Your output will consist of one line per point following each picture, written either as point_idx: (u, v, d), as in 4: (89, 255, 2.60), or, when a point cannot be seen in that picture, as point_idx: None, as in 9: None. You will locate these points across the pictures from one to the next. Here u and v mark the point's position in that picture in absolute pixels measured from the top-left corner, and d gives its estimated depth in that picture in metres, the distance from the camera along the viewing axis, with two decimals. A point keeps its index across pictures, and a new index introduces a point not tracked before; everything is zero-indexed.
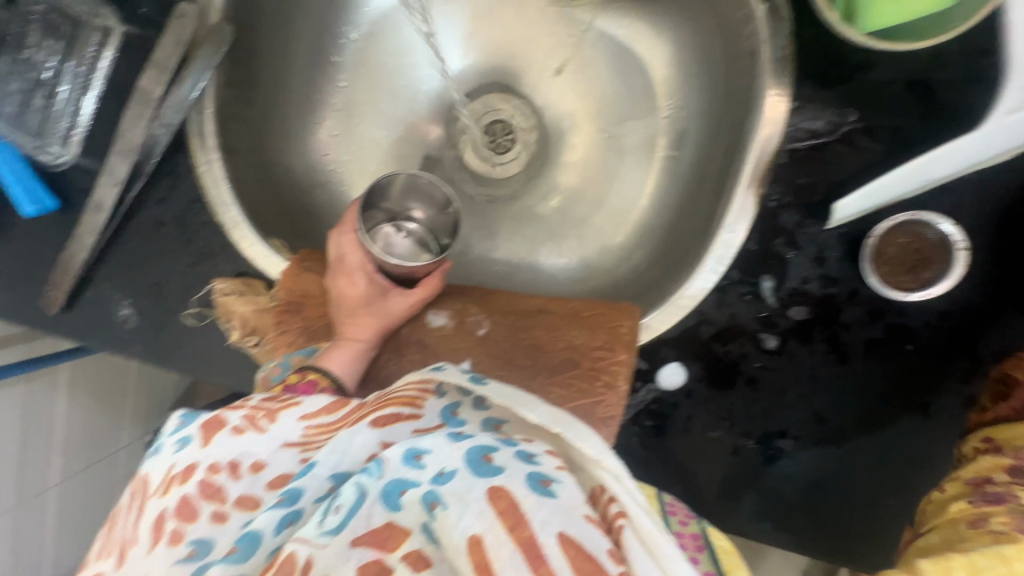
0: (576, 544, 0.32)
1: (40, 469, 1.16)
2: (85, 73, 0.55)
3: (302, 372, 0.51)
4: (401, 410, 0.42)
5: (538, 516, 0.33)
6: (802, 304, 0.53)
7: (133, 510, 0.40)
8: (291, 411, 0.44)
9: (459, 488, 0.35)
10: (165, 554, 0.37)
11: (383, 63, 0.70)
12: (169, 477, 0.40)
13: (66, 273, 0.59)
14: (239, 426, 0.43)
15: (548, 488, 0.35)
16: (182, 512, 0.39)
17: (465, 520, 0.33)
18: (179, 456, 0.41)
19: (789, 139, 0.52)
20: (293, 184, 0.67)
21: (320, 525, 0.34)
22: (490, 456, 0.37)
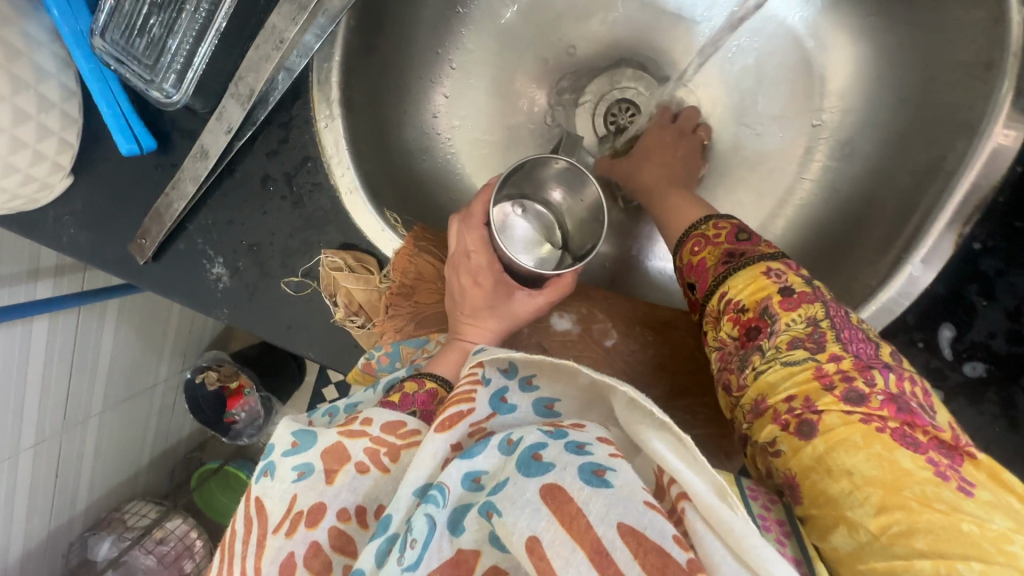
0: (639, 536, 0.27)
1: (83, 397, 1.15)
2: (207, 15, 0.48)
3: (419, 381, 0.46)
4: (463, 407, 0.36)
5: (593, 506, 0.28)
6: (980, 361, 0.47)
7: (252, 546, 0.36)
8: (418, 450, 0.39)
9: (513, 491, 0.30)
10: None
11: (515, 24, 0.63)
12: (292, 513, 0.36)
13: (162, 221, 0.54)
14: (362, 463, 0.38)
15: (603, 478, 0.30)
16: (312, 559, 0.35)
17: (523, 522, 0.28)
18: (301, 489, 0.37)
19: (1010, 176, 0.45)
20: (404, 148, 0.61)
21: (401, 561, 0.30)
22: (539, 454, 0.32)
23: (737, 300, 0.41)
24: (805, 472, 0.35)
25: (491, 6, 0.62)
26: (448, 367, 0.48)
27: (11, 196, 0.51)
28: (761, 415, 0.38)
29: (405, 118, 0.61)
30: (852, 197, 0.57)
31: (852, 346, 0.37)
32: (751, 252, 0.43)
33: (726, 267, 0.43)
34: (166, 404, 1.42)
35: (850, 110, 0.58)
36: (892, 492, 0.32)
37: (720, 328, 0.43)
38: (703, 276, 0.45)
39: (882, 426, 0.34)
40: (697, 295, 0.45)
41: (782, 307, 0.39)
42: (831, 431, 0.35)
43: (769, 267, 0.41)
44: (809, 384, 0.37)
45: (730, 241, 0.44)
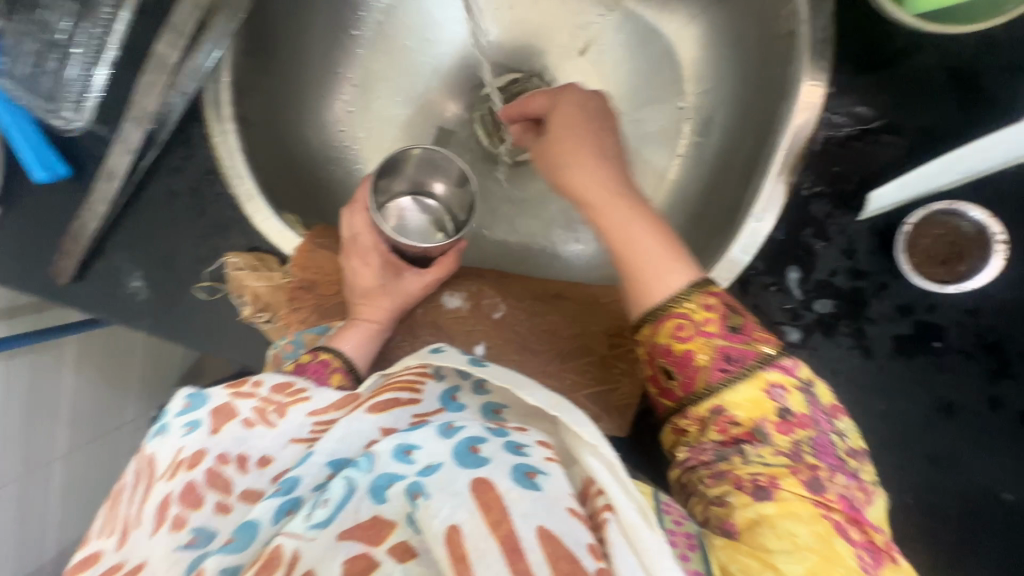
0: (554, 540, 0.32)
1: (46, 440, 1.16)
2: (99, 36, 0.54)
3: (315, 353, 0.52)
4: (399, 394, 0.43)
5: (520, 506, 0.33)
6: (827, 297, 0.52)
7: (137, 493, 0.41)
8: (301, 407, 0.46)
9: (443, 480, 0.35)
10: (167, 538, 0.38)
11: (403, 39, 0.68)
12: (176, 461, 0.41)
13: (76, 243, 0.59)
14: (250, 419, 0.44)
15: (533, 480, 0.35)
16: (187, 498, 0.39)
17: (446, 508, 0.34)
18: (188, 440, 0.42)
19: (823, 127, 0.50)
20: (308, 158, 0.65)
21: (308, 519, 0.33)
22: (477, 448, 0.37)
23: (730, 411, 0.40)
24: (749, 524, 0.35)
25: (381, 25, 0.67)
26: (344, 343, 0.53)
27: None
28: (720, 479, 0.38)
29: (306, 131, 0.66)
30: (716, 167, 0.62)
31: (825, 459, 0.38)
32: (751, 359, 0.41)
33: (723, 376, 0.41)
34: (136, 445, 1.43)
35: (706, 90, 0.64)
36: (828, 563, 0.33)
37: (703, 430, 0.41)
38: (689, 374, 0.42)
39: (829, 515, 0.35)
40: (679, 390, 0.42)
41: (777, 428, 0.39)
42: (783, 500, 0.35)
43: (771, 381, 0.40)
44: (778, 470, 0.37)
45: (724, 336, 0.42)
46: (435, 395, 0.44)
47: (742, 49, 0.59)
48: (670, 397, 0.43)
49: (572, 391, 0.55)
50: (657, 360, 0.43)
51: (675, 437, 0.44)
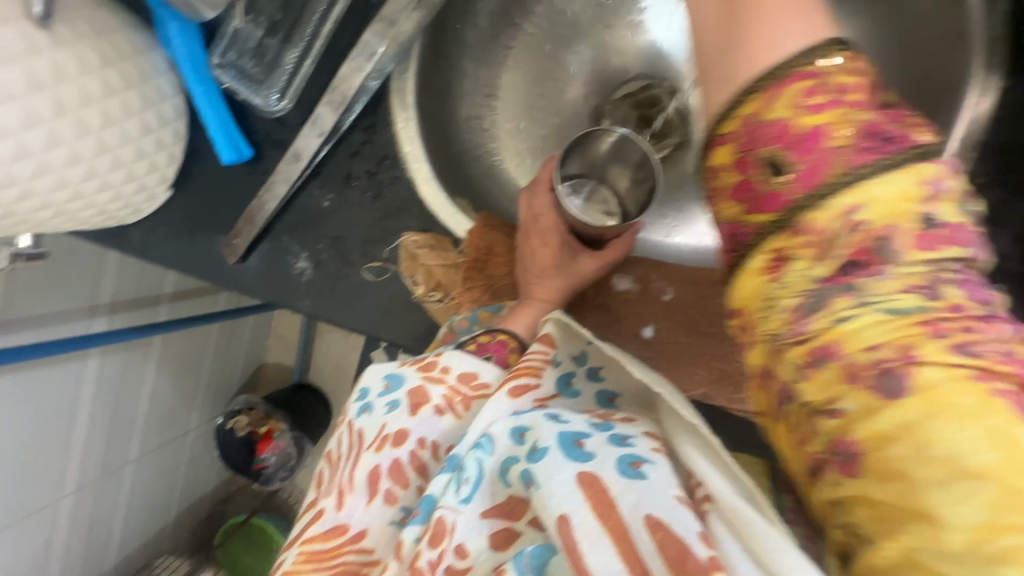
0: (664, 527, 0.31)
1: (122, 444, 1.15)
2: (311, 31, 0.57)
3: (491, 333, 0.52)
4: (530, 380, 0.42)
5: (626, 497, 0.33)
6: (1005, 283, 0.53)
7: (349, 460, 0.44)
8: (485, 401, 0.46)
9: (552, 465, 0.34)
10: (381, 510, 0.41)
11: (549, 43, 0.73)
12: (382, 435, 0.44)
13: (252, 223, 0.61)
14: (441, 406, 0.44)
15: (639, 470, 0.34)
16: (394, 475, 0.42)
17: (557, 496, 0.33)
18: (389, 419, 0.44)
19: (993, 124, 0.53)
20: (461, 151, 0.68)
21: (457, 494, 0.37)
22: (583, 441, 0.36)
23: (864, 215, 0.31)
24: (876, 441, 0.29)
25: (534, 31, 0.72)
26: (520, 323, 0.54)
27: (125, 203, 0.57)
28: (825, 364, 0.31)
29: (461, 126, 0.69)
30: None
31: (974, 297, 0.30)
32: (911, 141, 0.32)
33: (871, 159, 0.31)
34: (196, 455, 1.41)
35: None
36: (1012, 494, 0.26)
37: (824, 255, 0.31)
38: (813, 159, 0.32)
39: (1000, 392, 0.28)
40: (801, 182, 0.32)
41: (914, 242, 0.30)
42: (930, 389, 0.28)
43: (929, 175, 0.31)
44: (906, 335, 0.29)
45: (869, 109, 0.32)
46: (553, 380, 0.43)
47: None
48: (776, 198, 0.33)
49: (741, 374, 0.56)
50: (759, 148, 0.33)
51: (763, 280, 0.34)
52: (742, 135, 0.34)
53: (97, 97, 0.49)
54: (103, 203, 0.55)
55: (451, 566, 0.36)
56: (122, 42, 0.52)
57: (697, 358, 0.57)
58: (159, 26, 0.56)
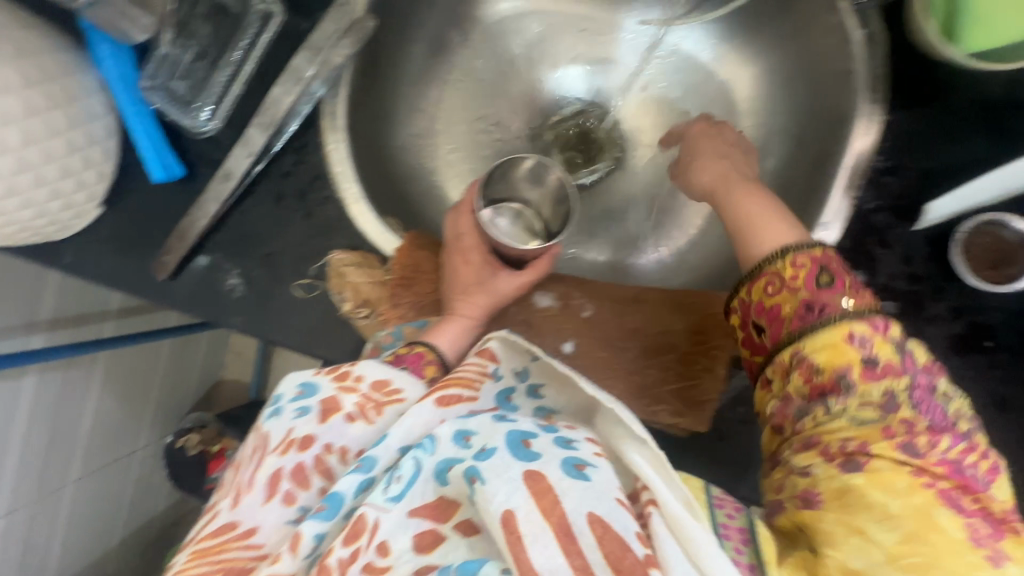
0: (605, 525, 0.35)
1: (62, 463, 1.11)
2: (244, 57, 0.59)
3: (410, 346, 0.54)
4: (461, 392, 0.45)
5: (572, 496, 0.36)
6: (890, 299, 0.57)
7: (251, 463, 0.44)
8: (397, 407, 0.46)
9: (498, 465, 0.36)
10: (278, 509, 0.41)
11: (488, 72, 0.76)
12: (287, 439, 0.43)
13: (184, 240, 0.62)
14: (352, 414, 0.45)
15: (583, 472, 0.37)
16: (296, 476, 0.42)
17: (503, 494, 0.35)
18: (298, 423, 0.44)
19: (875, 155, 0.57)
20: (398, 172, 0.71)
21: (386, 492, 0.37)
22: (529, 441, 0.38)
23: (815, 360, 0.42)
24: (834, 493, 0.39)
25: (472, 61, 0.76)
26: (441, 338, 0.56)
27: (50, 219, 0.57)
28: (810, 448, 0.41)
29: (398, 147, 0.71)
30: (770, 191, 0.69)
31: (927, 413, 0.40)
32: (835, 308, 0.43)
33: (806, 322, 0.44)
34: (143, 475, 1.38)
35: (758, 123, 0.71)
36: (925, 533, 0.37)
37: (814, 376, 0.42)
38: (777, 327, 0.45)
39: (931, 483, 0.38)
40: (768, 343, 0.46)
41: (862, 375, 0.41)
42: (876, 470, 0.39)
43: (856, 330, 0.42)
44: (867, 433, 0.40)
45: (810, 291, 0.44)
46: (492, 394, 0.46)
47: (797, 87, 0.67)
48: (763, 348, 0.47)
49: (656, 387, 0.59)
50: (735, 309, 0.49)
51: (769, 394, 0.46)
52: (741, 309, 0.48)
53: (20, 116, 0.50)
54: (26, 219, 0.55)
55: (371, 563, 0.36)
56: (50, 63, 0.53)
57: (615, 372, 0.60)
58: (90, 47, 0.57)
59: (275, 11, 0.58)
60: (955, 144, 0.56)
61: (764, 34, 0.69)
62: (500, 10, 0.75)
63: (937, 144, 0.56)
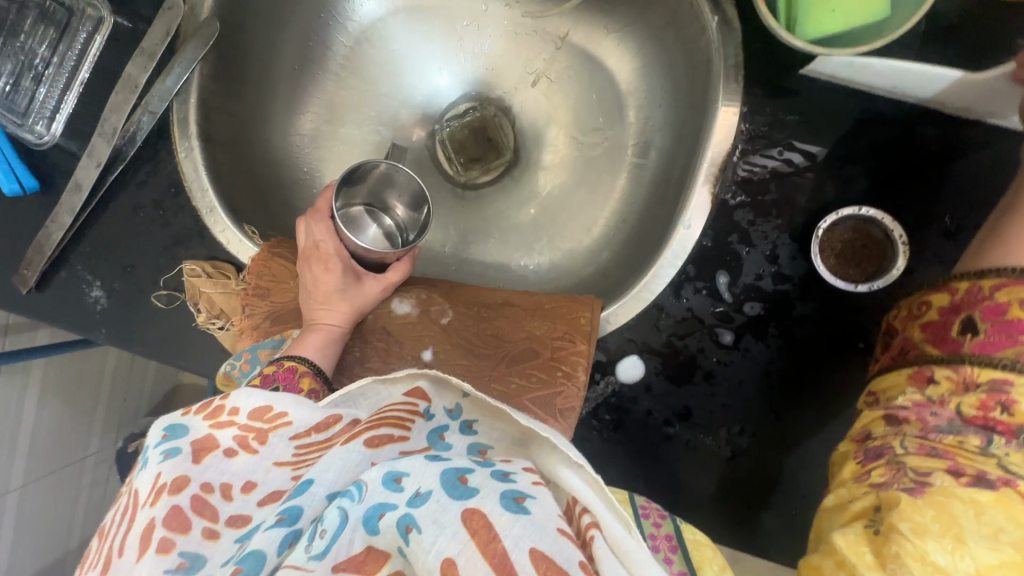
0: (549, 561, 0.30)
1: (3, 472, 1.13)
2: (74, 58, 0.57)
3: (277, 362, 0.51)
4: (392, 431, 0.40)
5: (512, 532, 0.31)
6: (756, 300, 0.55)
7: (121, 523, 0.36)
8: (282, 431, 0.41)
9: (435, 509, 0.32)
10: (150, 563, 0.33)
11: (368, 70, 0.73)
12: (156, 487, 0.36)
13: (40, 253, 0.60)
14: (232, 448, 0.40)
15: (522, 505, 0.33)
16: (174, 520, 0.35)
17: (440, 541, 0.30)
18: (165, 467, 0.37)
19: (740, 149, 0.55)
20: (272, 176, 0.69)
21: (308, 550, 0.31)
22: (466, 478, 0.35)
23: (1018, 401, 0.37)
24: (943, 503, 0.36)
25: (348, 58, 0.72)
26: (307, 349, 0.53)
27: None
28: (927, 453, 0.38)
29: (275, 152, 0.69)
30: (656, 186, 0.66)
31: None
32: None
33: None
34: (98, 479, 1.39)
35: (647, 116, 0.68)
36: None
37: (966, 390, 0.39)
38: (999, 339, 0.38)
39: None
40: (970, 346, 0.40)
41: None
42: (1005, 498, 0.35)
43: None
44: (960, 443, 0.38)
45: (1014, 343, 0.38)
46: (423, 432, 0.42)
47: (674, 77, 0.63)
48: (942, 343, 0.42)
49: (518, 395, 0.56)
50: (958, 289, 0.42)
51: (905, 379, 0.44)
52: (959, 295, 0.42)
53: None
54: None
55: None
56: None
57: (474, 381, 0.57)
58: None
59: (104, 15, 0.56)
60: (824, 133, 0.54)
61: (639, 21, 0.64)
62: (365, 10, 0.70)
63: (811, 133, 0.54)
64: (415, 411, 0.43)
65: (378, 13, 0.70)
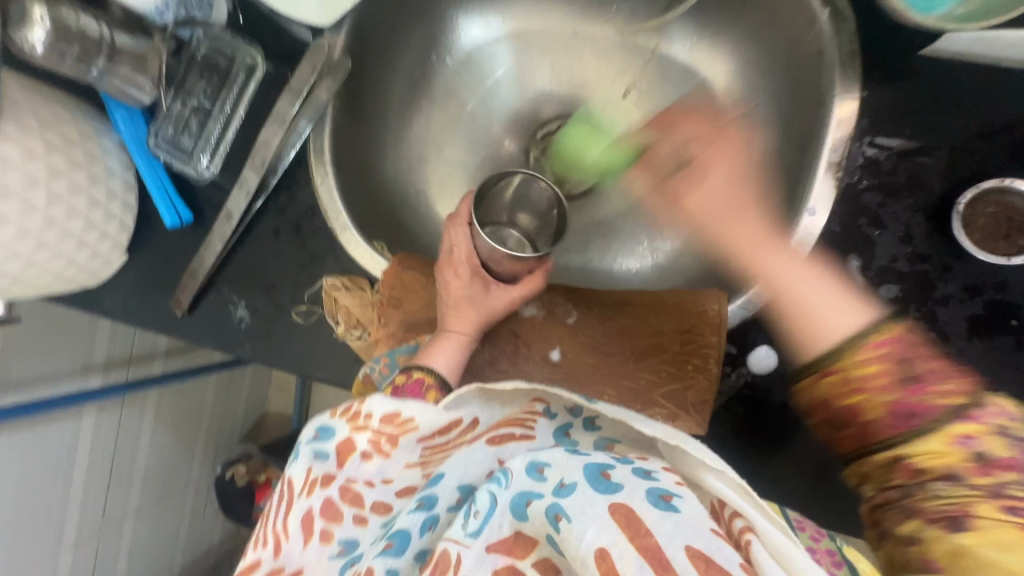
0: (706, 558, 0.29)
1: (122, 498, 1.19)
2: (232, 102, 0.63)
3: (408, 372, 0.53)
4: (513, 430, 0.42)
5: (663, 530, 0.31)
6: (893, 283, 0.54)
7: (275, 510, 0.39)
8: (410, 435, 0.42)
9: (582, 500, 0.33)
10: (317, 550, 0.38)
11: (469, 95, 0.77)
12: (310, 479, 0.39)
13: (195, 278, 0.67)
14: (368, 450, 0.41)
15: (670, 503, 0.32)
16: (330, 513, 0.39)
17: (590, 531, 0.31)
18: (316, 463, 0.40)
19: (864, 135, 0.55)
20: (389, 198, 0.73)
21: (465, 526, 0.34)
22: (608, 472, 0.35)
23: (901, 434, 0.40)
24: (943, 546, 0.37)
25: (450, 86, 0.77)
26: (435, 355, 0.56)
27: (82, 267, 0.64)
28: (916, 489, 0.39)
29: (389, 176, 0.74)
30: (762, 180, 0.66)
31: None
32: (929, 412, 0.39)
33: (901, 431, 0.40)
34: (198, 507, 1.45)
35: (747, 115, 0.69)
36: None
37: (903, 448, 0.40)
38: (862, 424, 0.42)
39: None
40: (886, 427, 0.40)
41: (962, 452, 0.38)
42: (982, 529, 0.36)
43: (956, 434, 0.38)
44: (996, 441, 0.38)
45: (901, 390, 0.40)
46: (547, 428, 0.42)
47: (775, 74, 0.65)
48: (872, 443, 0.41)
49: (648, 390, 0.57)
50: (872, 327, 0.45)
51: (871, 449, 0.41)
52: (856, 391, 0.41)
53: (44, 179, 0.57)
54: (58, 269, 0.62)
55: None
56: (73, 131, 0.60)
57: (605, 378, 0.58)
58: (109, 115, 0.65)
59: (258, 62, 0.62)
60: (947, 113, 0.54)
61: (736, 26, 0.67)
62: (468, 39, 0.75)
63: (929, 115, 0.54)
64: (534, 412, 0.44)
65: (482, 40, 0.76)
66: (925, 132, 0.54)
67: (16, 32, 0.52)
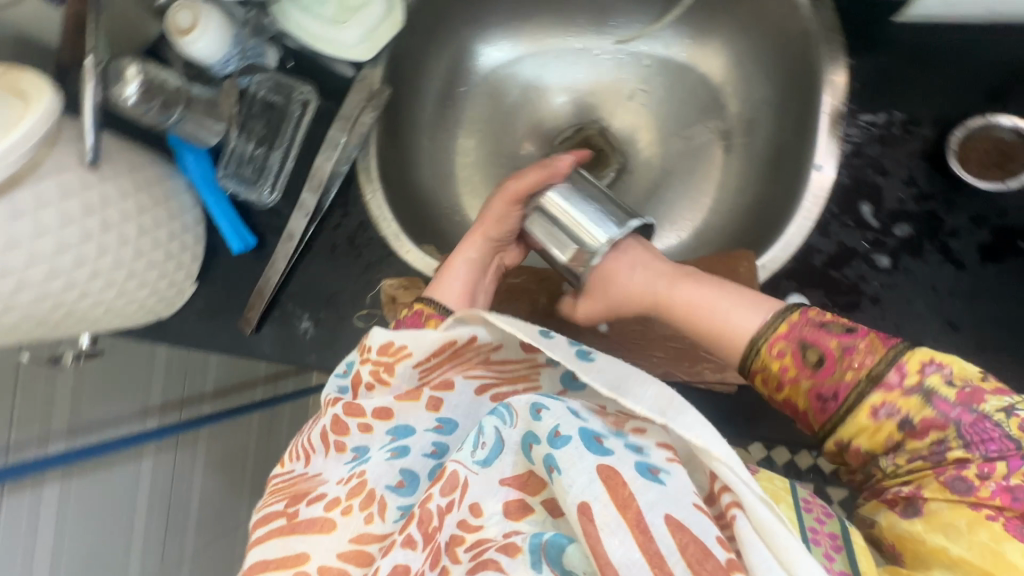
0: (684, 529, 0.32)
1: (178, 542, 1.21)
2: (291, 135, 0.72)
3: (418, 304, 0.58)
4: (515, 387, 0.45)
5: (646, 496, 0.33)
6: (905, 223, 0.60)
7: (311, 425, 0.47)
8: (405, 363, 0.44)
9: (573, 456, 0.35)
10: (335, 458, 0.44)
11: (491, 112, 0.86)
12: (331, 400, 0.47)
13: (261, 297, 0.72)
14: (369, 383, 0.45)
15: (657, 475, 0.34)
16: (338, 427, 0.44)
17: (578, 485, 0.34)
18: (337, 390, 0.48)
19: (854, 98, 0.62)
20: (428, 209, 0.80)
21: (473, 455, 0.39)
22: (601, 436, 0.36)
23: (815, 423, 0.47)
24: (902, 540, 0.43)
25: (473, 107, 0.85)
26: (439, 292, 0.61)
27: (159, 295, 0.70)
28: (877, 495, 0.45)
29: (427, 190, 0.81)
30: (769, 154, 0.73)
31: (978, 447, 0.41)
32: (847, 391, 0.44)
33: (828, 415, 0.45)
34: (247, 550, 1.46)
35: (746, 99, 0.76)
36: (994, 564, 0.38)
37: (845, 448, 0.46)
38: (801, 420, 0.48)
39: (995, 514, 0.40)
40: (802, 425, 0.48)
41: (910, 437, 0.43)
42: (935, 514, 0.41)
43: (875, 404, 0.44)
44: (912, 403, 0.43)
45: (810, 377, 0.46)
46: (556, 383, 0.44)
47: (767, 60, 0.73)
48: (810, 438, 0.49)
49: (695, 347, 0.62)
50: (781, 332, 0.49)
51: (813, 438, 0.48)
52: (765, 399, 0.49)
53: (134, 214, 0.63)
54: (142, 297, 0.68)
55: (465, 521, 0.38)
56: (152, 172, 0.66)
57: (652, 340, 0.64)
58: (178, 158, 0.71)
59: (313, 98, 0.72)
60: (930, 69, 0.61)
61: (727, 24, 0.75)
62: (486, 61, 0.84)
63: (912, 73, 0.61)
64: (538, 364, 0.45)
65: (499, 62, 0.84)
66: (908, 90, 0.61)
67: (114, 87, 0.62)
